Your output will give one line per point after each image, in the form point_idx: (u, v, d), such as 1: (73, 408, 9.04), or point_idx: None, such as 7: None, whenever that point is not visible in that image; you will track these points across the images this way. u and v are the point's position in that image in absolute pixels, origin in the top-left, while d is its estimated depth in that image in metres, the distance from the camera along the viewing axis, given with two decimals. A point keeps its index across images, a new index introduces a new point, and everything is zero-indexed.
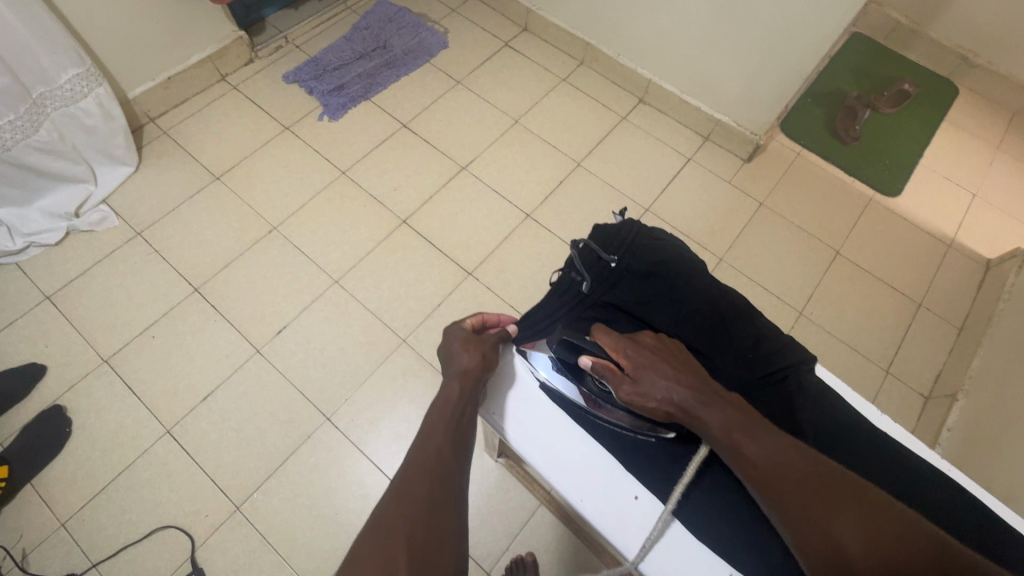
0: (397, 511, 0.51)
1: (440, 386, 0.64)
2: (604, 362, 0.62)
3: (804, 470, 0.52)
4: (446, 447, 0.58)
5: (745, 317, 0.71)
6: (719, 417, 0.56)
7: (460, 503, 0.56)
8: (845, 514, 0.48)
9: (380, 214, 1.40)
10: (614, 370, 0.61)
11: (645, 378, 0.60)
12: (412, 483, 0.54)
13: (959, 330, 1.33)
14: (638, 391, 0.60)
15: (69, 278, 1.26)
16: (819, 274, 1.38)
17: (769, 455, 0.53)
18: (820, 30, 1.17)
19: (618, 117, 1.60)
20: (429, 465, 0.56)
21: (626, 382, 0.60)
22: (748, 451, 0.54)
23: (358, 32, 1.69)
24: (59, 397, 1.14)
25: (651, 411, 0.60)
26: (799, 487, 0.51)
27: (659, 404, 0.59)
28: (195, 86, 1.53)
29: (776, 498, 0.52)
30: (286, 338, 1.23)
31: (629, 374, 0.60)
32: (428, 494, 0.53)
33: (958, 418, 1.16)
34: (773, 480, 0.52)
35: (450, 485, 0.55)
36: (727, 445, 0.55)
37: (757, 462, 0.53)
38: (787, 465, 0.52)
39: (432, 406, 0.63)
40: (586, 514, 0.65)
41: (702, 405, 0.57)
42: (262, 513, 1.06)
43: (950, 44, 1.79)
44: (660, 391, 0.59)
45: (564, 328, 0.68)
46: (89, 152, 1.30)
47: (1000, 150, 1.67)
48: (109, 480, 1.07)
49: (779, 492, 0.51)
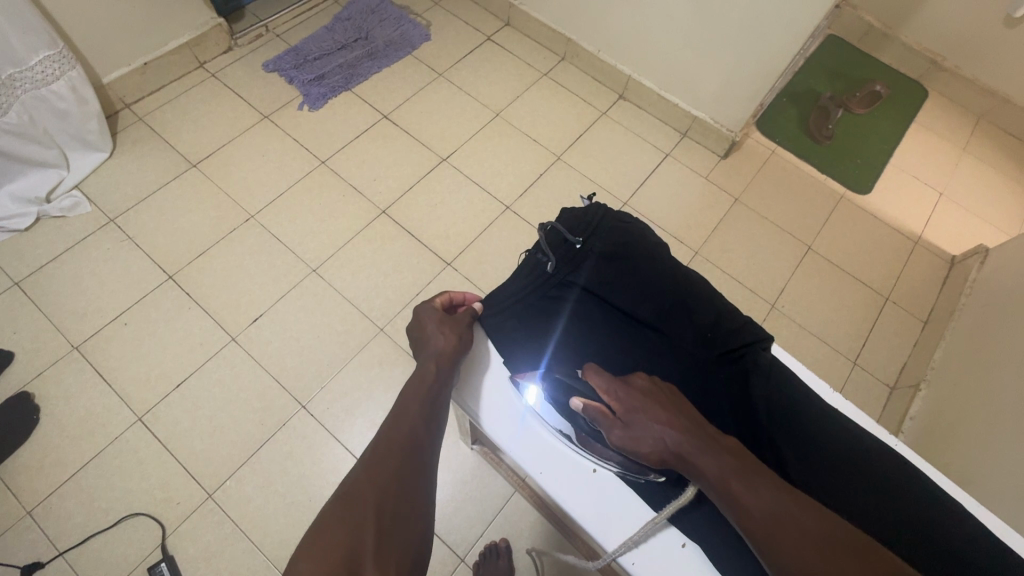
0: (367, 484, 0.52)
1: (415, 366, 0.65)
2: (595, 404, 0.60)
3: (804, 524, 0.50)
4: (419, 425, 0.59)
5: (706, 298, 0.73)
6: (712, 464, 0.56)
7: (430, 478, 0.57)
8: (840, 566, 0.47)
9: (359, 203, 1.40)
10: (605, 413, 0.60)
11: (637, 423, 0.59)
12: (383, 459, 0.54)
13: (924, 323, 1.37)
14: (630, 436, 0.59)
15: (39, 264, 1.24)
16: (791, 268, 1.41)
17: (766, 506, 0.52)
18: (792, 30, 1.20)
19: (597, 113, 1.62)
20: (401, 441, 0.57)
21: (617, 425, 0.60)
22: (746, 501, 0.53)
23: (339, 23, 1.69)
24: (27, 383, 1.12)
25: (643, 457, 0.59)
26: (794, 538, 0.49)
27: (651, 450, 0.59)
28: (172, 72, 1.51)
29: (778, 555, 0.50)
30: (262, 327, 1.23)
31: (621, 418, 0.60)
32: (399, 470, 0.54)
33: (921, 407, 1.20)
34: (772, 534, 0.50)
35: (421, 461, 0.56)
36: (723, 492, 0.54)
37: (752, 511, 0.52)
38: (787, 519, 0.51)
39: (406, 385, 0.63)
40: (546, 487, 0.66)
41: (695, 450, 0.57)
42: (235, 501, 1.06)
43: (920, 48, 1.84)
44: (653, 436, 0.59)
45: (557, 368, 0.67)
46: (61, 136, 1.28)
47: (965, 152, 1.73)
48: (78, 467, 1.06)
49: (781, 548, 0.49)
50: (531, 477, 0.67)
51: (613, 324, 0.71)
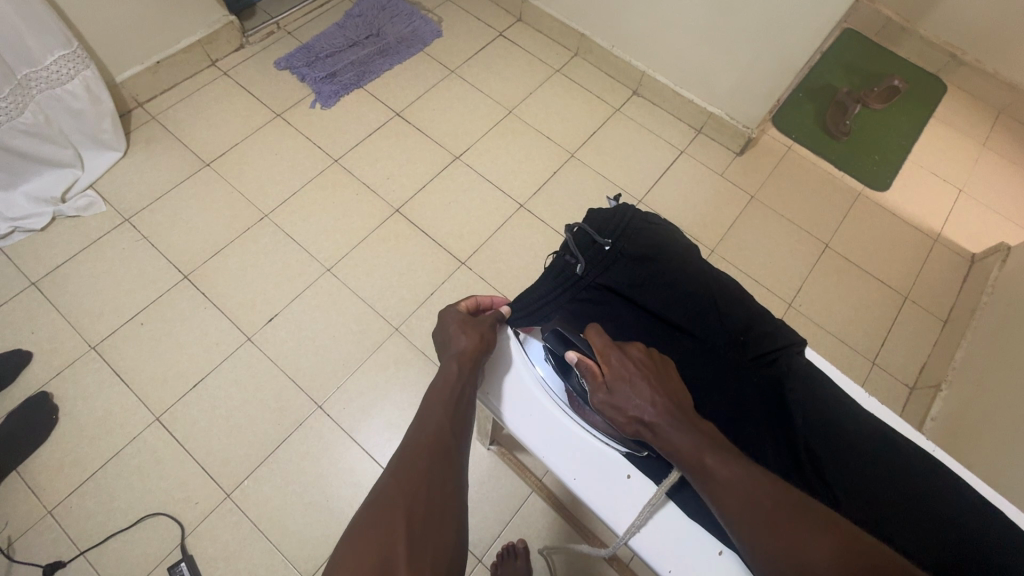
0: (397, 489, 0.51)
1: (438, 368, 0.64)
2: (586, 362, 0.62)
3: (773, 498, 0.51)
4: (445, 426, 0.58)
5: (736, 300, 0.72)
6: (687, 442, 0.56)
7: (461, 478, 0.56)
8: (816, 542, 0.47)
9: (374, 202, 1.39)
10: (593, 373, 0.62)
11: (621, 392, 0.60)
12: (411, 462, 0.54)
13: (944, 322, 1.36)
14: (611, 402, 0.60)
15: (55, 264, 1.24)
16: (808, 266, 1.40)
17: (737, 481, 0.52)
18: (813, 25, 1.18)
19: (611, 109, 1.60)
20: (428, 443, 0.56)
21: (602, 389, 0.61)
22: (716, 477, 0.53)
23: (351, 20, 1.68)
24: (45, 383, 1.12)
25: (620, 424, 0.60)
26: (772, 516, 0.50)
27: (629, 419, 0.60)
28: (185, 71, 1.50)
29: (743, 525, 0.51)
30: (276, 327, 1.22)
31: (606, 383, 0.61)
32: (427, 472, 0.53)
33: (942, 408, 1.18)
34: (740, 507, 0.51)
35: (450, 462, 0.55)
36: (696, 470, 0.55)
37: (722, 486, 0.53)
38: (757, 494, 0.51)
39: (431, 387, 0.63)
40: (579, 492, 0.66)
41: (673, 430, 0.57)
42: (252, 500, 1.06)
43: (939, 42, 1.82)
44: (633, 407, 0.59)
45: (560, 319, 0.68)
46: (76, 136, 1.28)
47: (985, 147, 1.70)
48: (97, 467, 1.06)
49: (748, 518, 0.50)
50: (565, 480, 0.66)
51: (642, 327, 0.70)
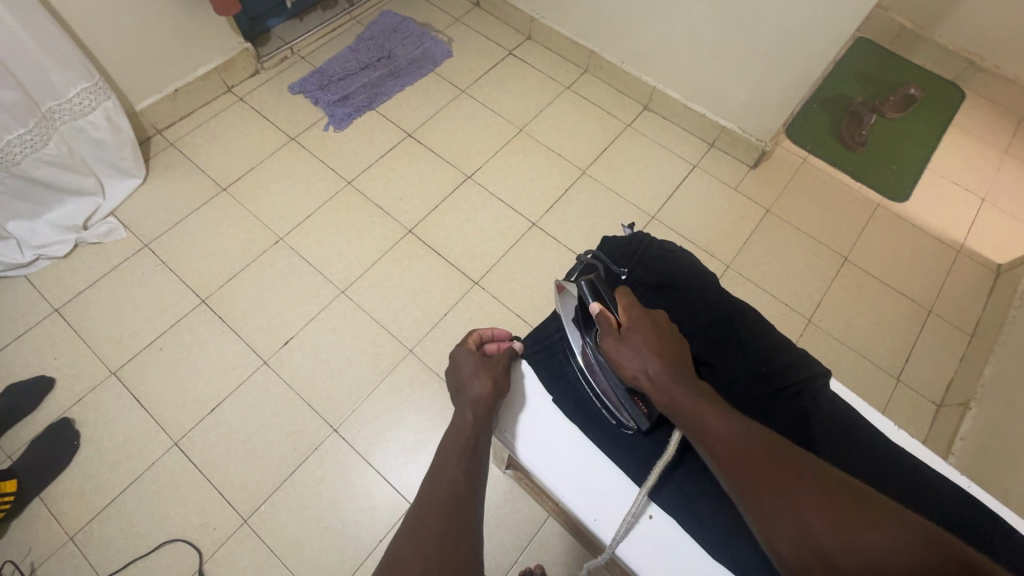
0: (410, 550, 0.49)
1: (453, 415, 0.65)
2: (607, 314, 0.64)
3: (766, 450, 0.51)
4: (459, 480, 0.58)
5: (758, 330, 0.70)
6: (686, 395, 0.57)
7: (476, 537, 0.54)
8: (807, 490, 0.48)
9: (387, 223, 1.40)
10: (610, 323, 0.64)
11: (631, 341, 0.61)
12: (425, 520, 0.53)
13: (970, 336, 1.32)
14: (619, 348, 0.61)
15: (77, 290, 1.26)
16: (826, 280, 1.37)
17: (733, 433, 0.53)
18: (827, 36, 1.17)
19: (622, 125, 1.60)
20: (442, 500, 0.55)
21: (614, 336, 0.62)
22: (713, 427, 0.54)
23: (362, 43, 1.70)
24: (66, 410, 1.14)
25: (621, 372, 0.61)
26: (763, 465, 0.50)
27: (631, 367, 0.60)
28: (202, 98, 1.54)
29: (734, 471, 0.51)
30: (292, 350, 1.23)
31: (620, 333, 0.63)
32: (442, 529, 0.52)
33: (971, 426, 1.14)
34: (733, 454, 0.52)
35: (462, 520, 0.54)
36: (690, 420, 0.55)
37: (715, 434, 0.53)
38: (750, 445, 0.52)
39: (446, 435, 0.63)
40: (599, 532, 0.65)
41: (674, 382, 0.58)
42: (270, 526, 1.06)
43: (955, 48, 1.79)
44: (639, 357, 0.60)
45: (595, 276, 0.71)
46: (97, 164, 1.31)
47: (1006, 154, 1.66)
48: (118, 493, 1.07)
49: (739, 464, 0.51)
50: (584, 520, 0.66)
51: None
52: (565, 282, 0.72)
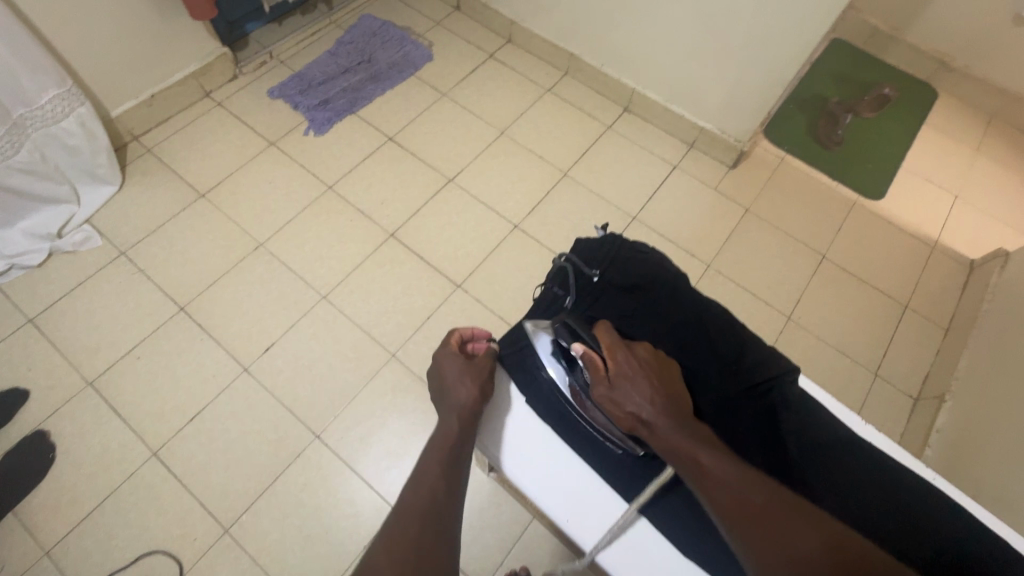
0: (386, 557, 0.49)
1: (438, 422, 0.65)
2: (592, 355, 0.64)
3: (764, 495, 0.52)
4: (440, 487, 0.57)
5: (728, 330, 0.72)
6: (683, 441, 0.57)
7: (454, 545, 0.54)
8: (803, 538, 0.49)
9: (368, 227, 1.39)
10: (597, 367, 0.63)
11: (622, 387, 0.61)
12: (403, 527, 0.52)
13: (945, 331, 1.34)
14: (612, 396, 0.61)
15: (52, 299, 1.24)
16: (805, 278, 1.39)
17: (731, 478, 0.54)
18: (800, 37, 1.19)
19: (603, 127, 1.61)
20: (422, 507, 0.55)
21: (603, 383, 0.62)
22: (713, 474, 0.54)
23: (342, 47, 1.70)
24: (41, 422, 1.12)
25: (618, 418, 0.61)
26: (762, 513, 0.51)
27: (627, 413, 0.61)
28: (180, 103, 1.52)
29: (736, 521, 0.52)
30: (273, 356, 1.22)
31: (609, 378, 0.62)
32: (420, 535, 0.52)
33: (946, 419, 1.16)
34: (734, 504, 0.52)
35: (441, 528, 0.54)
36: (690, 467, 0.56)
37: (715, 481, 0.54)
38: (748, 490, 0.53)
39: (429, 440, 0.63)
40: (577, 536, 0.66)
41: (670, 427, 0.58)
42: (251, 535, 1.05)
43: (927, 48, 1.82)
44: (632, 403, 0.60)
45: (569, 313, 0.69)
46: (72, 172, 1.29)
47: (978, 152, 1.70)
48: (95, 505, 1.06)
49: (742, 515, 0.51)
50: (559, 522, 0.66)
51: None
52: (538, 320, 0.69)
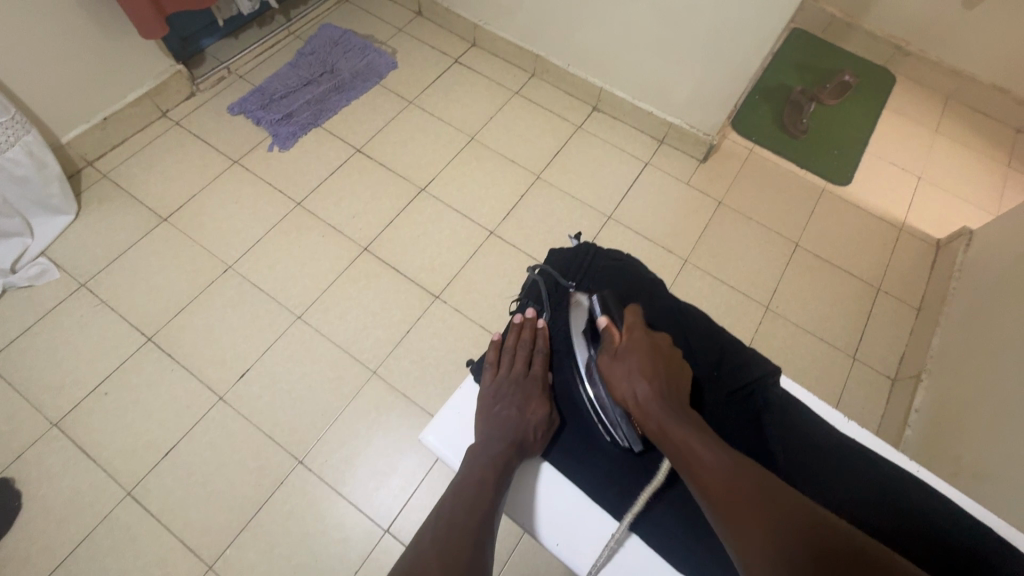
0: None
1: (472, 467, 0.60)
2: (614, 329, 0.66)
3: (750, 483, 0.51)
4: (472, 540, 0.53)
5: (708, 334, 0.72)
6: (676, 426, 0.57)
7: None
8: (788, 521, 0.47)
9: (340, 243, 1.36)
10: (614, 338, 0.66)
11: (626, 361, 0.63)
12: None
13: (917, 311, 1.37)
14: (614, 366, 0.64)
15: (9, 338, 1.18)
16: (780, 267, 1.41)
17: (719, 463, 0.53)
18: (761, 30, 1.20)
19: (573, 127, 1.61)
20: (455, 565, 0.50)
21: (612, 354, 0.65)
22: (702, 458, 0.54)
23: (303, 58, 1.66)
24: (5, 468, 1.06)
25: (613, 390, 0.63)
26: (748, 500, 0.50)
27: (622, 387, 0.62)
28: (135, 124, 1.46)
29: (721, 505, 0.51)
30: (249, 382, 1.18)
31: (618, 351, 0.65)
32: None
33: (923, 398, 1.18)
34: (719, 488, 0.52)
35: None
36: (680, 451, 0.56)
37: (703, 465, 0.54)
38: (736, 478, 0.52)
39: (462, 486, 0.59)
40: (571, 561, 0.63)
41: (662, 409, 0.59)
42: (236, 569, 1.02)
43: (883, 34, 1.86)
44: (631, 379, 0.62)
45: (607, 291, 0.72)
46: (23, 203, 1.23)
47: (937, 133, 1.75)
48: (68, 552, 1.01)
49: (727, 499, 0.51)
50: (547, 547, 0.63)
51: None
52: (580, 294, 0.74)
